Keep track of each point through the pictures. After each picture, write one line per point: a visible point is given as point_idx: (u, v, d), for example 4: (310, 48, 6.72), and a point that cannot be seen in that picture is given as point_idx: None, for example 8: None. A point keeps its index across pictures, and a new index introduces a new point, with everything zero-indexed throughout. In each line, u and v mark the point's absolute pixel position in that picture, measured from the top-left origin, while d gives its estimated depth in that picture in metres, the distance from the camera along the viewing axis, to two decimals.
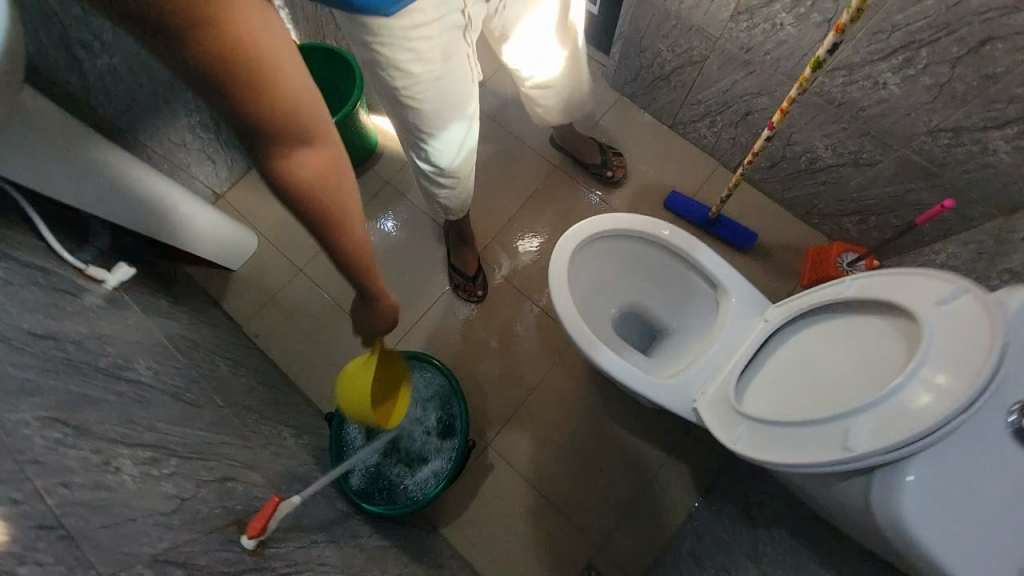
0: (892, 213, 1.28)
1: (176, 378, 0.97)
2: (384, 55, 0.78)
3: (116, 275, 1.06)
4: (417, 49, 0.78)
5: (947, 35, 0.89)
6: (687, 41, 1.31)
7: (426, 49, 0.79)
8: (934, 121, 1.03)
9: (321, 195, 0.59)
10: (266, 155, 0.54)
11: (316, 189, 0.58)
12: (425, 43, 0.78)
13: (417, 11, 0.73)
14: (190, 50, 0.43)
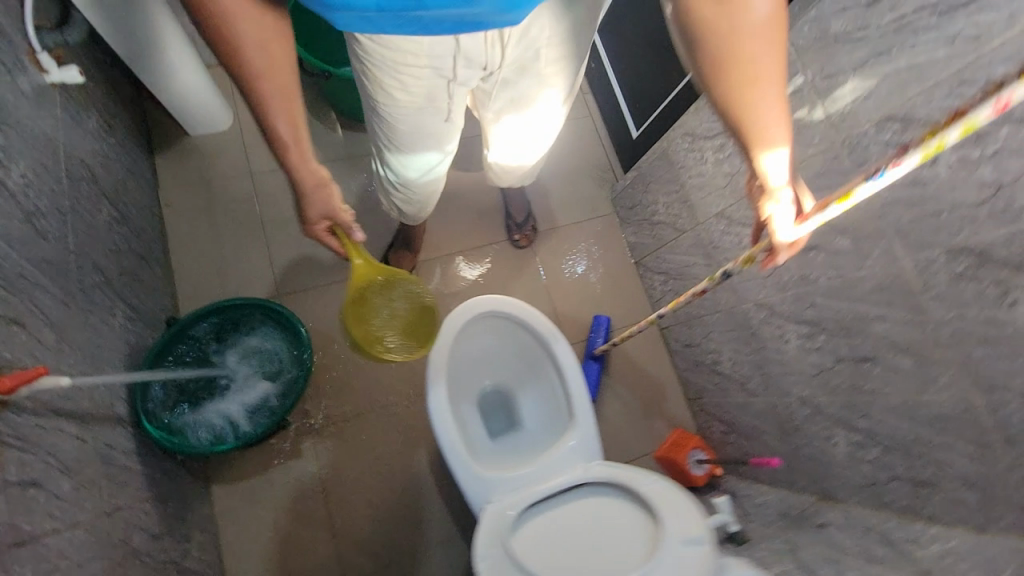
0: (747, 440, 1.40)
1: (43, 199, 0.91)
2: (370, 73, 0.85)
3: (62, 75, 1.01)
4: (400, 79, 0.84)
5: (846, 337, 1.04)
6: (680, 208, 1.44)
7: (410, 84, 0.85)
8: (807, 392, 1.17)
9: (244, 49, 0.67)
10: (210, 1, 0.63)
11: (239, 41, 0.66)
12: (412, 79, 0.85)
13: (410, 53, 0.80)
14: None
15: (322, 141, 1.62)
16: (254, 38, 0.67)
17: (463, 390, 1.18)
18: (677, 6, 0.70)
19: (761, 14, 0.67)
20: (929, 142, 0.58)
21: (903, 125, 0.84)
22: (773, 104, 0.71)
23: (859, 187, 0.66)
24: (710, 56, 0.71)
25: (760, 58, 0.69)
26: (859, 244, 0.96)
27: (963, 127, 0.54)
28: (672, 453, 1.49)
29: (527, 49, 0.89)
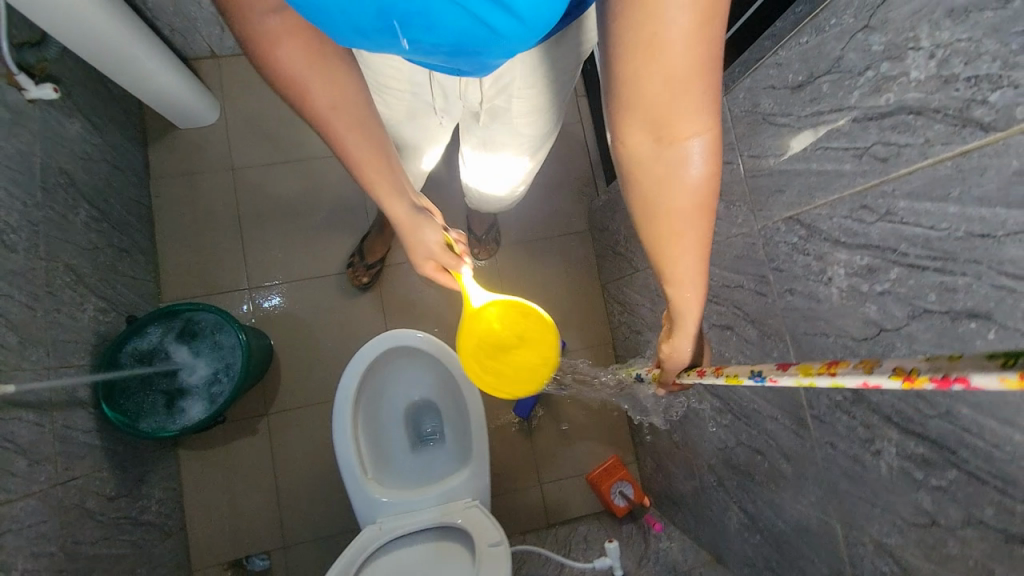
0: (669, 485, 1.42)
1: (15, 214, 1.04)
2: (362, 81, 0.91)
3: (38, 92, 1.10)
4: (383, 98, 0.90)
5: (746, 423, 1.00)
6: (636, 246, 1.38)
7: (391, 102, 0.91)
8: (714, 461, 1.15)
9: (310, 99, 0.64)
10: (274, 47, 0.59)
11: (293, 79, 0.62)
12: (393, 97, 0.90)
13: (391, 76, 0.84)
14: None
15: (304, 137, 1.67)
16: (319, 85, 0.63)
17: (385, 407, 1.29)
18: (614, 138, 0.59)
19: (694, 170, 0.56)
20: (804, 374, 0.54)
21: (809, 233, 0.75)
22: (690, 262, 0.60)
23: (745, 376, 0.64)
24: (639, 199, 0.60)
25: (686, 211, 0.57)
26: (764, 339, 0.90)
27: (832, 381, 0.49)
28: (601, 479, 1.53)
29: (503, 92, 0.87)
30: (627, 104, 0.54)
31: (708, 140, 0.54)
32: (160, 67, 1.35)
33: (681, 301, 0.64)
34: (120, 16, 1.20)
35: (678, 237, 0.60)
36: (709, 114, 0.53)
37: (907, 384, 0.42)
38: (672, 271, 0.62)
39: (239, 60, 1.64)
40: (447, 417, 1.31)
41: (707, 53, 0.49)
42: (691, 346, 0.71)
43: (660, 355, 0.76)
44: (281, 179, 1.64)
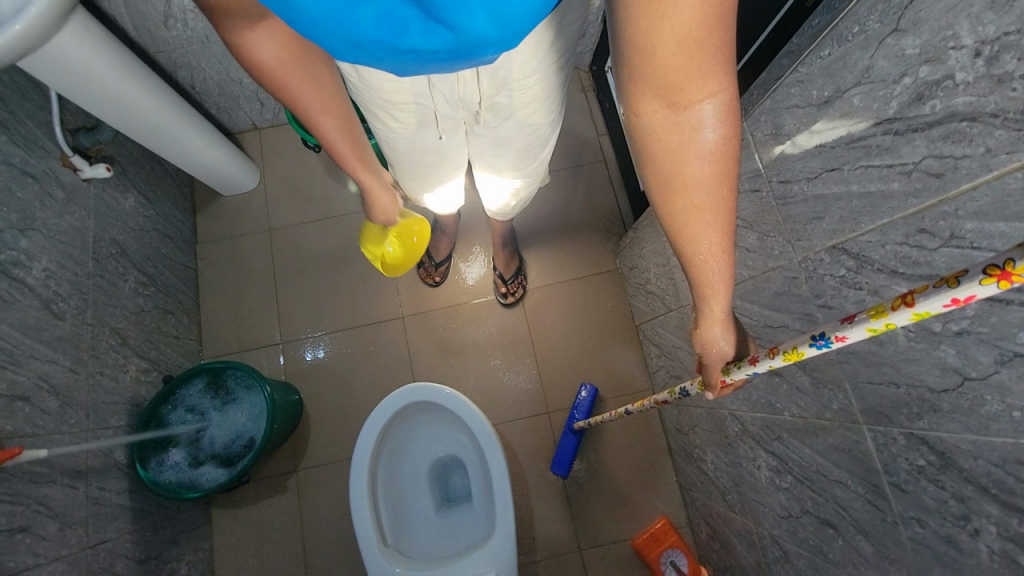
0: (728, 556, 1.23)
1: (63, 285, 1.12)
2: (364, 104, 0.94)
3: (90, 171, 1.22)
4: (389, 114, 0.93)
5: (809, 487, 0.85)
6: (666, 283, 1.28)
7: (400, 117, 0.94)
8: (777, 531, 0.98)
9: (293, 95, 0.69)
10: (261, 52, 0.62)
11: (277, 80, 0.66)
12: (399, 112, 0.93)
13: (393, 91, 0.87)
14: None
15: (334, 195, 1.74)
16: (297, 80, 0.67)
17: (409, 461, 1.24)
18: (626, 108, 0.57)
19: (710, 134, 0.54)
20: (876, 316, 0.50)
21: (858, 264, 0.65)
22: (713, 239, 0.59)
23: (806, 346, 0.59)
24: (654, 174, 0.58)
25: (705, 182, 0.56)
26: (819, 388, 0.77)
27: (913, 312, 0.46)
28: (649, 546, 1.37)
29: (501, 87, 0.89)
30: (637, 71, 0.52)
31: (724, 103, 0.53)
32: (203, 144, 1.47)
33: (709, 282, 0.61)
34: (171, 99, 1.32)
35: (701, 213, 0.58)
36: (723, 75, 0.51)
37: (1006, 283, 0.38)
38: (693, 252, 0.60)
39: (277, 131, 1.76)
40: (473, 473, 1.24)
41: (720, 12, 0.46)
42: (729, 337, 0.67)
43: (695, 350, 0.70)
44: (315, 235, 1.71)
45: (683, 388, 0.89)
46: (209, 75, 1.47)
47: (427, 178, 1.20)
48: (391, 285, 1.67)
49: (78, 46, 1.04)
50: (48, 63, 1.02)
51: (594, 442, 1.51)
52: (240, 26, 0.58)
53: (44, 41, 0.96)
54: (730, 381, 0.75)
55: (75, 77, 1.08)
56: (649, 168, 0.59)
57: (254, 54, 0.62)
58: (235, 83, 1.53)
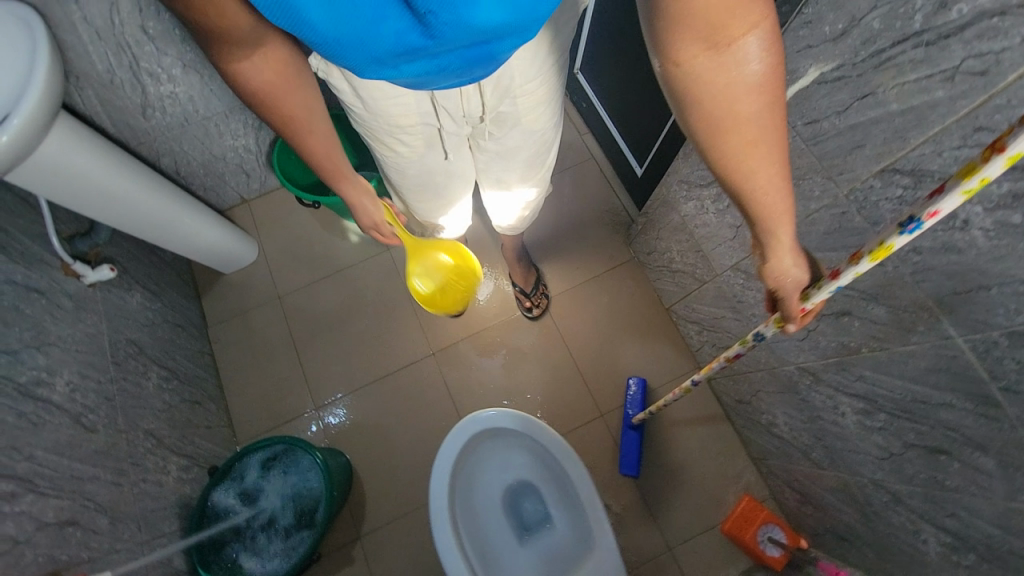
0: (825, 515, 1.19)
1: (89, 396, 1.06)
2: (367, 131, 0.94)
3: (94, 275, 1.18)
4: (397, 138, 0.93)
5: (908, 419, 0.83)
6: (693, 257, 1.28)
7: (407, 140, 0.94)
8: (879, 475, 0.96)
9: (277, 111, 0.76)
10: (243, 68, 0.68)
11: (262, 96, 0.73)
12: (406, 135, 0.93)
13: (401, 114, 0.88)
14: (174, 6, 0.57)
15: (336, 248, 1.71)
16: (285, 102, 0.75)
17: (480, 494, 1.18)
18: (661, 59, 0.56)
19: (756, 67, 0.53)
20: (969, 176, 0.47)
21: (916, 179, 0.65)
22: (771, 170, 0.58)
23: (895, 236, 0.56)
24: (701, 119, 0.58)
25: (755, 115, 0.56)
26: (899, 314, 0.76)
27: (1008, 157, 0.43)
28: (740, 525, 1.31)
29: (504, 95, 0.89)
30: (675, 19, 0.51)
31: (767, 33, 0.52)
32: (196, 224, 1.43)
33: (774, 212, 0.61)
34: (160, 187, 1.29)
35: (754, 147, 0.57)
36: (762, 5, 0.50)
37: None
38: (752, 187, 0.59)
39: (267, 199, 1.74)
40: (550, 492, 1.18)
41: None
42: (800, 262, 0.66)
43: (769, 285, 0.68)
44: (328, 292, 1.68)
45: (757, 334, 0.84)
46: (193, 157, 1.46)
47: (436, 202, 1.19)
48: (415, 325, 1.64)
49: (65, 152, 1.02)
50: (44, 176, 1.00)
51: (656, 434, 1.47)
52: (234, 52, 0.65)
53: (29, 152, 0.93)
54: (811, 308, 0.70)
55: (71, 185, 1.06)
56: (693, 114, 0.59)
57: (252, 79, 0.70)
58: (219, 160, 1.51)
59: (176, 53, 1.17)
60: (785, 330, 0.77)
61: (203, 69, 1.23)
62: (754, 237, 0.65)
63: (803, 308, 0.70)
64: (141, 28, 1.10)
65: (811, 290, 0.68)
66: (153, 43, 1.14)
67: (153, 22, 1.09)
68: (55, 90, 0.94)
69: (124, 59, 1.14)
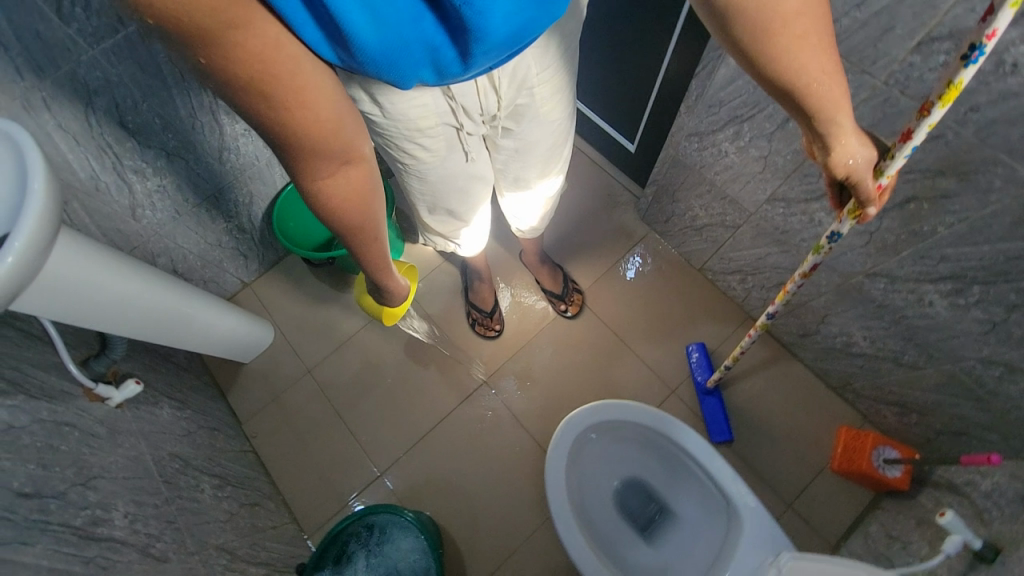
0: (933, 417, 1.17)
1: (150, 524, 0.94)
2: (386, 139, 0.89)
3: (120, 393, 1.06)
4: (418, 145, 0.90)
5: (1007, 281, 0.83)
6: (720, 206, 1.29)
7: (429, 146, 0.91)
8: (985, 351, 0.95)
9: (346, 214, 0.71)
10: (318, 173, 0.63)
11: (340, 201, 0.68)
12: (427, 141, 0.90)
13: (421, 118, 0.84)
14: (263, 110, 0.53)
15: (354, 306, 1.65)
16: (360, 210, 0.71)
17: (593, 498, 1.09)
18: None
19: None
20: None
21: (957, 40, 0.67)
22: (823, 62, 0.60)
23: (962, 72, 0.58)
24: (759, 30, 0.57)
25: (802, 9, 0.56)
26: (970, 179, 0.77)
27: None
28: (852, 461, 1.25)
29: (523, 86, 0.88)
30: None
31: None
32: (213, 315, 1.35)
33: (832, 101, 0.62)
34: (173, 285, 1.22)
35: (803, 41, 0.58)
36: None
37: None
38: (807, 81, 0.60)
39: (268, 277, 1.67)
40: (662, 477, 1.12)
41: None
42: (864, 142, 0.66)
43: (840, 176, 0.68)
44: (358, 352, 1.59)
45: (832, 235, 0.83)
46: (190, 250, 1.39)
47: (457, 211, 1.15)
48: (457, 359, 1.57)
49: (72, 264, 0.92)
50: (63, 296, 0.92)
51: (731, 395, 1.43)
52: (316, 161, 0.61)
53: (34, 276, 0.83)
54: (886, 183, 0.71)
55: (87, 299, 0.98)
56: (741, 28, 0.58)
57: (331, 193, 0.66)
58: (215, 247, 1.44)
59: (158, 143, 1.12)
60: (861, 220, 0.77)
61: (187, 154, 1.18)
62: (811, 130, 0.66)
63: (879, 185, 0.71)
64: (121, 124, 1.04)
65: (884, 163, 0.69)
66: (134, 138, 1.08)
67: (132, 115, 1.05)
68: (53, 204, 0.85)
69: (105, 160, 1.08)
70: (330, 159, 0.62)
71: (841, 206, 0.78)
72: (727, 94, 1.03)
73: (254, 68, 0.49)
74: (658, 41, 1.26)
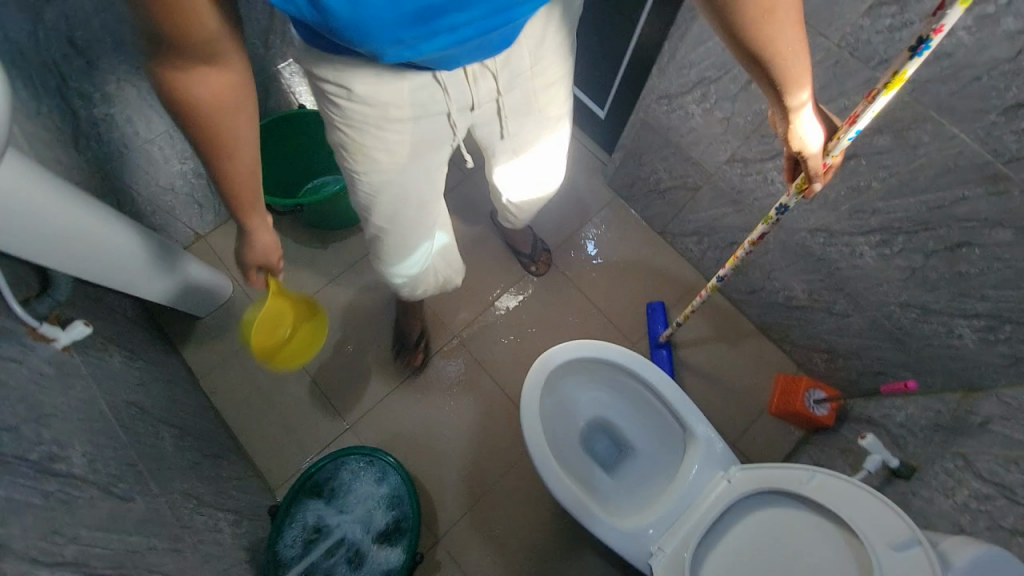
0: (856, 361, 1.34)
1: (112, 466, 0.90)
2: (350, 133, 0.86)
3: (68, 335, 0.98)
4: (382, 137, 0.86)
5: (926, 229, 0.96)
6: (684, 169, 1.36)
7: (393, 138, 0.87)
8: (903, 296, 1.10)
9: (207, 126, 0.69)
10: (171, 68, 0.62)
11: (202, 107, 0.67)
12: (393, 132, 0.87)
13: (392, 104, 0.83)
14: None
15: (318, 262, 1.60)
16: (227, 125, 0.70)
17: (564, 435, 1.15)
18: None
19: None
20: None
21: (902, 5, 0.76)
22: (789, 35, 0.66)
23: (907, 64, 0.64)
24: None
25: None
26: (903, 135, 0.89)
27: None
28: (788, 402, 1.42)
29: (511, 80, 0.91)
30: None
31: None
32: (168, 258, 1.28)
33: (794, 75, 0.70)
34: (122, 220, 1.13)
35: (772, 15, 0.64)
36: None
37: None
38: (772, 53, 0.67)
39: (223, 229, 1.58)
40: (625, 416, 1.20)
41: None
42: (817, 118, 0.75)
43: (794, 149, 0.77)
44: (324, 309, 1.56)
45: (780, 206, 0.91)
46: (138, 191, 1.29)
47: (407, 240, 1.06)
48: (426, 315, 1.58)
49: (14, 185, 0.86)
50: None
51: (686, 347, 1.55)
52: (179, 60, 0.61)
53: None
54: (830, 163, 0.79)
55: (26, 230, 0.90)
56: None
57: (190, 95, 0.65)
58: (167, 190, 1.35)
59: (109, 64, 1.03)
60: (806, 195, 0.85)
61: (140, 81, 1.10)
62: (776, 103, 0.74)
63: (828, 163, 0.78)
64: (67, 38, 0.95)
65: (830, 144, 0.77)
66: (83, 57, 0.99)
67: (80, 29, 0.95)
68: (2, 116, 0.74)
69: (47, 79, 0.99)
70: (181, 52, 0.60)
71: (792, 180, 0.85)
72: (697, 55, 1.09)
73: None
74: (633, 3, 1.30)
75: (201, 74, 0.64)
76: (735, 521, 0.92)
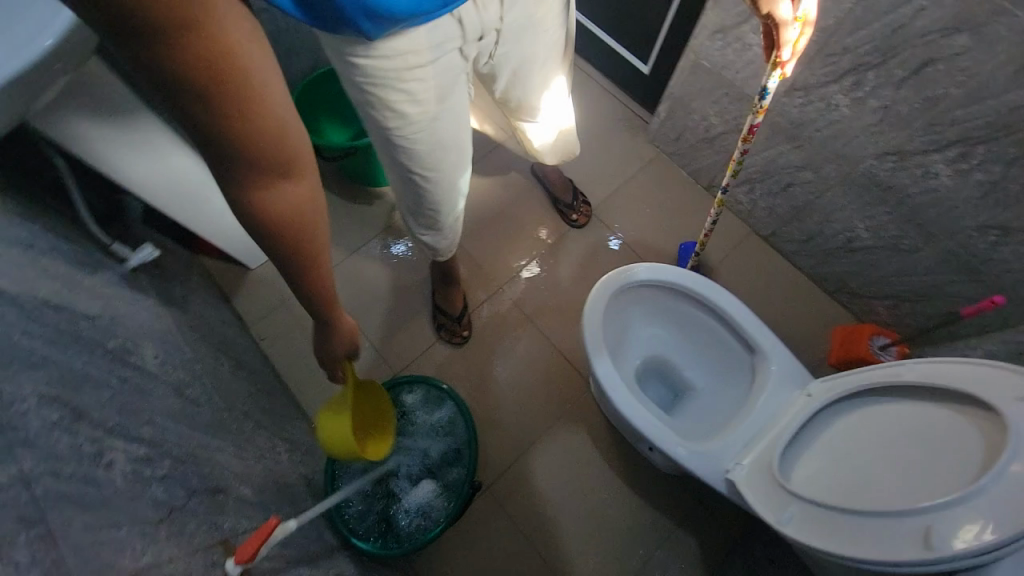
0: (925, 302, 1.28)
1: (179, 372, 0.90)
2: (373, 93, 0.79)
3: (136, 256, 1.00)
4: (406, 89, 0.80)
5: (1007, 134, 0.93)
6: (736, 109, 1.34)
7: (418, 91, 0.81)
8: (982, 217, 1.05)
9: (291, 231, 0.57)
10: (245, 183, 0.51)
11: (277, 223, 0.55)
12: (416, 85, 0.81)
13: (410, 53, 0.76)
14: (184, 100, 0.43)
15: (363, 217, 1.61)
16: (304, 233, 0.58)
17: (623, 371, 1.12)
18: None
19: None
20: None
21: None
22: None
23: None
24: None
25: None
26: (983, 30, 0.86)
27: None
28: (852, 348, 1.31)
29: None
30: None
31: None
32: None
33: None
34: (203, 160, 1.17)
35: None
36: None
37: None
38: None
39: None
40: (684, 353, 1.16)
41: None
42: None
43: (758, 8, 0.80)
44: (369, 262, 1.56)
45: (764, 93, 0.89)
46: None
47: (444, 190, 1.02)
48: (471, 267, 1.57)
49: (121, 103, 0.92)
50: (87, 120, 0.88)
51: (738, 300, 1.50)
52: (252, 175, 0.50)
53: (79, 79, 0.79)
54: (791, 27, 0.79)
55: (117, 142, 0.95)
56: None
57: (268, 209, 0.54)
58: None
59: None
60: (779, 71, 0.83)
61: None
62: None
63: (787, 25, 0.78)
64: None
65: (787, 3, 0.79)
66: None
67: None
68: None
69: None
70: (257, 166, 0.50)
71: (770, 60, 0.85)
72: None
73: (184, 29, 0.39)
74: None
75: (276, 183, 0.53)
76: (829, 433, 0.83)
